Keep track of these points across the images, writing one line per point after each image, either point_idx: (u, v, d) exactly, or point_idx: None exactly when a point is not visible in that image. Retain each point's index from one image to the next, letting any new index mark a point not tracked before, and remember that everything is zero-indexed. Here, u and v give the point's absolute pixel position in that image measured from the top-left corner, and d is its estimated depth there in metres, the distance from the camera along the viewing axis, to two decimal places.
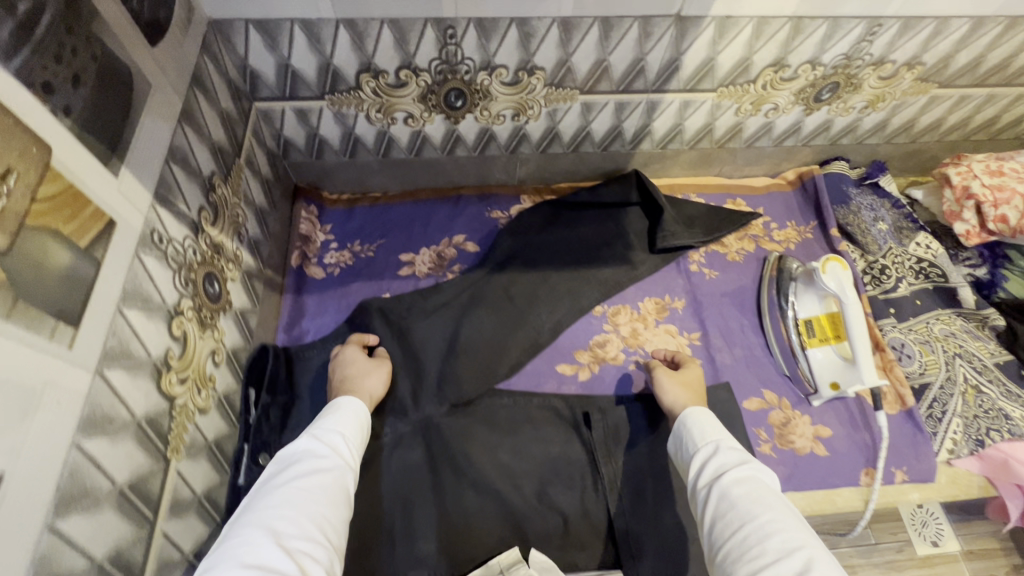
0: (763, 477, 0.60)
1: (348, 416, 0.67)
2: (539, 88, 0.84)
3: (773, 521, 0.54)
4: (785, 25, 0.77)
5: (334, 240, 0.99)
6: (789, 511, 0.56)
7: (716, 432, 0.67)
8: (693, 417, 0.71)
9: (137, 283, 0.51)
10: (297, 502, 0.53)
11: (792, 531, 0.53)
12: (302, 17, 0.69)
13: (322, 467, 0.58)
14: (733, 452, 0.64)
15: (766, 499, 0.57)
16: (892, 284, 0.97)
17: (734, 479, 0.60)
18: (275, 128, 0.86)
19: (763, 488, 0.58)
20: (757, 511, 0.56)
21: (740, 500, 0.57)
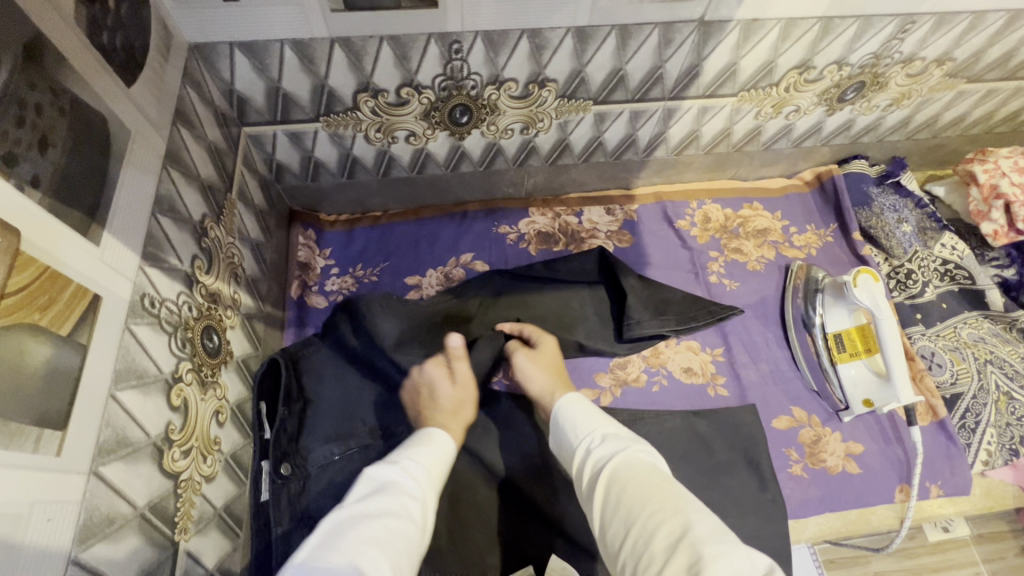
0: (634, 459, 0.54)
1: (439, 451, 0.61)
2: (550, 100, 0.78)
3: (654, 513, 0.48)
4: (813, 27, 0.72)
5: (334, 265, 0.93)
6: (662, 489, 0.51)
7: (589, 422, 0.61)
8: (569, 409, 0.64)
9: (130, 359, 0.45)
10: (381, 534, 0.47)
11: (671, 515, 0.48)
12: (293, 38, 0.63)
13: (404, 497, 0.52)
14: (607, 440, 0.58)
15: (640, 485, 0.51)
16: (918, 289, 0.94)
17: (611, 472, 0.54)
18: (267, 153, 0.80)
19: (634, 474, 0.52)
20: (637, 505, 0.50)
21: (619, 495, 0.52)
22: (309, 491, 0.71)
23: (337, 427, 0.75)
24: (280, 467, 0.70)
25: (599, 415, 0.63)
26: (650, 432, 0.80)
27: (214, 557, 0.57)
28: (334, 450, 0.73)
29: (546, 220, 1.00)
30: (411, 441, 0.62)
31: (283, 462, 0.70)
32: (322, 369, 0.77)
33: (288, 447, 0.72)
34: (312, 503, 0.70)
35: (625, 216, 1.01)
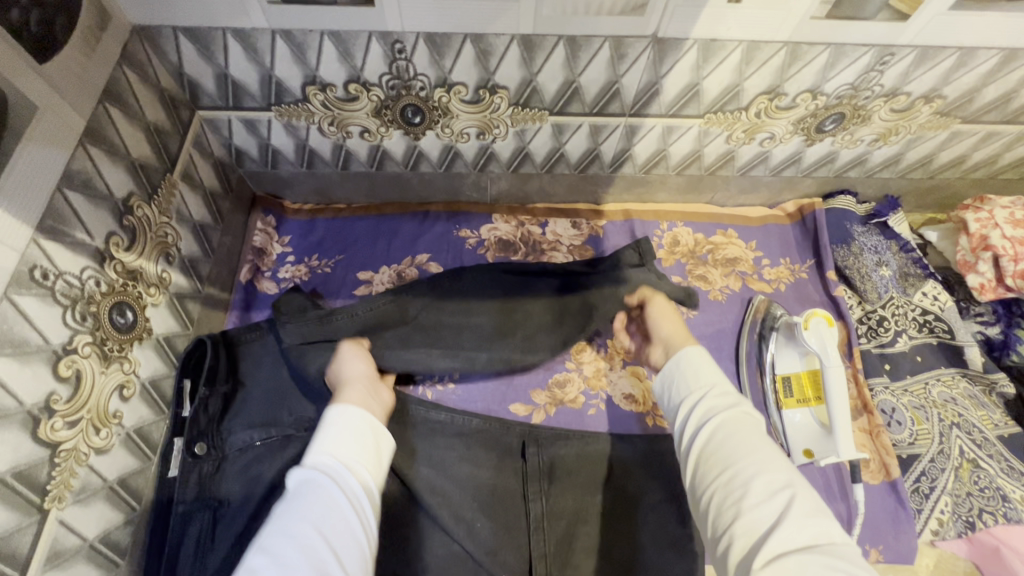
0: (750, 420, 0.56)
1: (352, 429, 0.60)
2: (503, 107, 0.76)
3: (761, 465, 0.50)
4: (779, 51, 0.68)
5: (291, 252, 0.94)
6: (771, 451, 0.52)
7: (707, 374, 0.61)
8: (684, 358, 0.64)
9: (7, 328, 0.46)
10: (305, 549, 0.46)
11: (776, 472, 0.49)
12: (235, 26, 0.63)
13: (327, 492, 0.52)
14: (721, 397, 0.59)
15: (746, 438, 0.53)
16: (890, 338, 0.88)
17: (724, 422, 0.55)
18: (223, 137, 0.81)
19: (752, 431, 0.54)
20: (745, 451, 0.51)
21: (731, 439, 0.53)
22: (222, 473, 0.70)
23: (263, 413, 0.74)
24: (194, 447, 0.69)
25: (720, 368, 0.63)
26: (565, 455, 0.77)
27: (95, 527, 0.58)
28: (255, 436, 0.72)
29: (508, 228, 0.98)
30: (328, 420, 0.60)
31: (198, 441, 0.70)
32: (261, 356, 0.78)
33: (206, 426, 0.71)
34: (223, 485, 0.70)
35: (591, 231, 0.99)
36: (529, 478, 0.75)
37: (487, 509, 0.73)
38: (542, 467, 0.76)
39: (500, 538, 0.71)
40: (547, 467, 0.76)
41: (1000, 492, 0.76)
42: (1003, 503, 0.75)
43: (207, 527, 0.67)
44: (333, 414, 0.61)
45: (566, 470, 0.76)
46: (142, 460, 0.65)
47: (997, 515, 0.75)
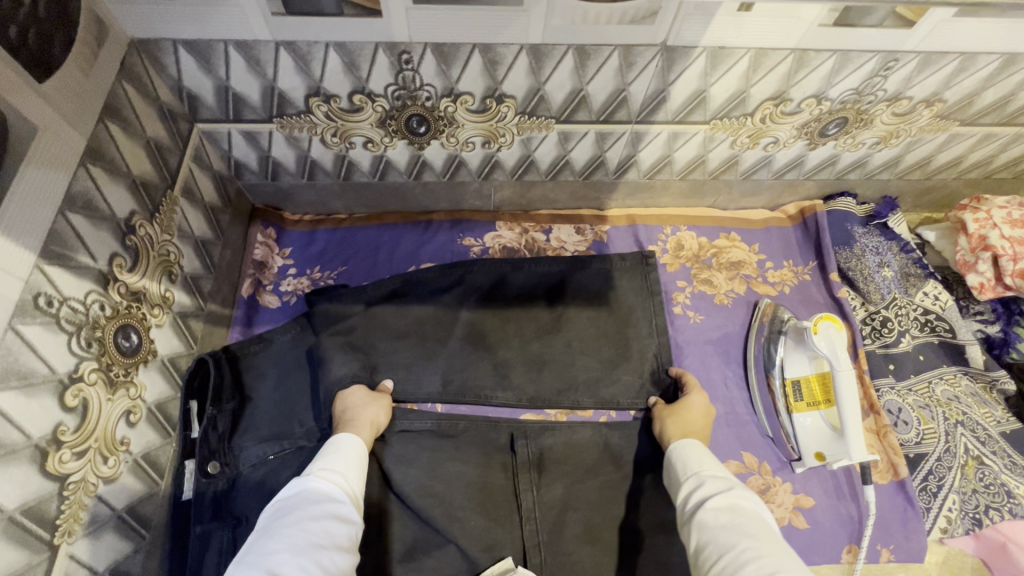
0: (747, 504, 0.58)
1: (349, 451, 0.64)
2: (510, 116, 0.75)
3: (753, 547, 0.52)
4: (786, 58, 0.68)
5: (292, 265, 0.92)
6: (764, 538, 0.53)
7: (704, 461, 0.66)
8: (684, 447, 0.70)
9: (12, 359, 0.45)
10: (294, 542, 0.51)
11: (769, 553, 0.51)
12: (237, 39, 0.62)
13: (322, 496, 0.57)
14: (717, 482, 0.62)
15: (737, 523, 0.55)
16: (893, 338, 0.89)
17: (721, 505, 0.58)
18: (222, 150, 0.79)
19: (750, 515, 0.57)
20: (739, 534, 0.54)
21: (728, 523, 0.56)
22: (237, 490, 0.70)
23: (274, 427, 0.74)
24: (207, 466, 0.69)
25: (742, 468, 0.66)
26: (554, 445, 0.80)
27: (106, 559, 0.57)
28: (268, 450, 0.72)
29: (512, 235, 0.98)
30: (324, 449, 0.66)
31: (211, 460, 0.69)
32: (265, 369, 0.78)
33: (217, 445, 0.71)
34: (237, 504, 0.69)
35: (595, 236, 0.99)
36: (520, 472, 0.78)
37: (489, 511, 0.75)
38: (530, 457, 0.79)
39: (496, 532, 0.74)
40: (536, 458, 0.79)
41: (1005, 489, 0.77)
42: (1008, 500, 0.76)
43: (227, 545, 0.67)
44: (327, 443, 0.66)
45: (569, 467, 0.79)
46: (150, 486, 0.64)
47: (1003, 512, 0.75)
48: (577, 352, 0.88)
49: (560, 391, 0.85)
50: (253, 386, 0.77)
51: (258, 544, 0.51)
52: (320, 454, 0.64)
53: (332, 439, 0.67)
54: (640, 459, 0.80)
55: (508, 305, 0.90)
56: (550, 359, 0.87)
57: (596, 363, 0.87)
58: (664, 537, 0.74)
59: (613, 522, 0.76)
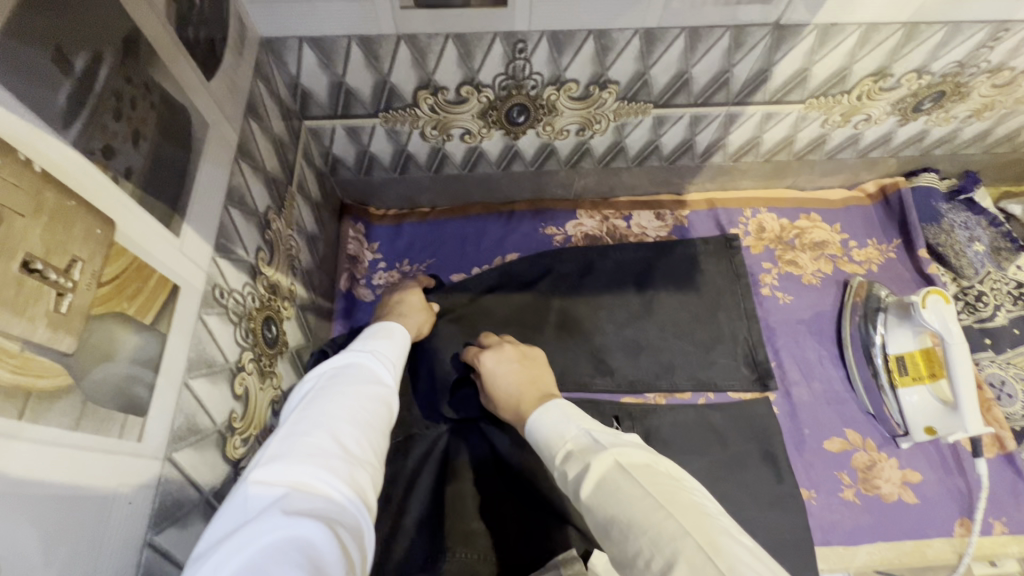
0: (608, 464, 0.48)
1: (399, 341, 0.62)
2: (610, 102, 0.76)
3: (639, 549, 0.42)
4: (896, 32, 0.68)
5: (382, 259, 0.94)
6: (643, 514, 0.43)
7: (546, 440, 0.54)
8: (533, 427, 0.57)
9: (201, 348, 0.46)
10: (357, 414, 0.48)
11: (653, 552, 0.41)
12: (362, 34, 0.63)
13: (373, 374, 0.54)
14: (573, 455, 0.51)
15: (621, 511, 0.44)
16: (989, 312, 0.89)
17: (587, 491, 0.47)
18: (323, 146, 0.81)
19: (618, 486, 0.46)
20: (621, 531, 0.44)
21: (604, 513, 0.45)
22: None
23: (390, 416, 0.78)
24: None
25: (580, 418, 0.55)
26: (660, 426, 0.81)
27: None
28: None
29: (593, 223, 0.99)
30: (368, 333, 0.62)
31: None
32: None
33: None
34: None
35: (675, 221, 0.99)
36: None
37: None
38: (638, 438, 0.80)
39: None
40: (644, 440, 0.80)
41: None
42: None
43: None
44: (376, 327, 0.63)
45: (674, 448, 0.80)
46: None
47: None
48: (671, 335, 0.88)
49: (657, 374, 0.86)
50: None
51: (319, 402, 0.48)
52: (370, 336, 0.60)
53: (380, 324, 0.64)
54: (743, 439, 0.81)
55: (598, 291, 0.91)
56: (644, 343, 0.88)
57: (689, 346, 0.88)
58: (775, 514, 0.76)
59: (722, 500, 0.77)
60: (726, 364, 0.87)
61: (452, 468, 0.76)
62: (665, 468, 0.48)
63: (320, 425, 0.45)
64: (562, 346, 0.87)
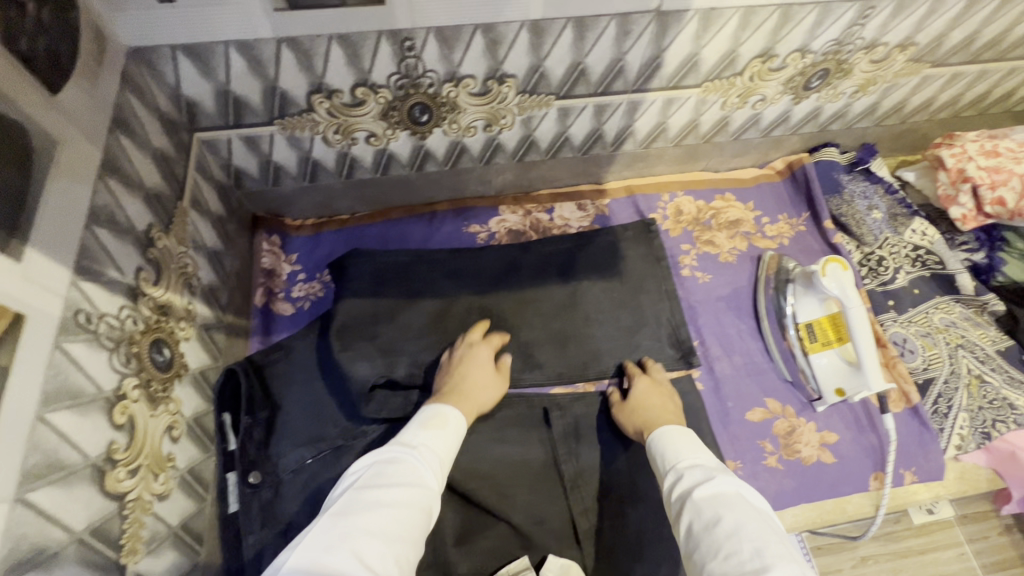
0: (730, 488, 0.54)
1: (450, 432, 0.65)
2: (511, 96, 0.76)
3: (734, 550, 0.48)
4: (773, 14, 0.71)
5: (301, 270, 0.91)
6: (751, 527, 0.49)
7: (687, 450, 0.62)
8: (660, 439, 0.67)
9: (63, 378, 0.43)
10: (390, 522, 0.50)
11: (747, 555, 0.47)
12: (238, 39, 0.61)
13: (417, 472, 0.57)
14: (699, 472, 0.58)
15: (726, 520, 0.50)
16: (890, 275, 0.94)
17: (701, 498, 0.54)
18: (222, 158, 0.77)
19: (731, 501, 0.52)
20: (720, 535, 0.49)
21: (710, 515, 0.51)
22: (282, 496, 0.71)
23: (310, 431, 0.75)
24: (248, 476, 0.71)
25: (708, 451, 0.63)
26: (588, 414, 0.82)
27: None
28: (305, 455, 0.74)
29: (516, 218, 0.99)
30: (423, 418, 0.66)
31: (252, 470, 0.71)
32: (290, 376, 0.78)
33: (256, 455, 0.72)
34: (286, 509, 0.71)
35: (597, 210, 1.01)
36: (558, 445, 0.80)
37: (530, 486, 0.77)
38: (567, 428, 0.81)
39: (547, 507, 0.76)
40: (573, 429, 0.81)
41: (1008, 402, 0.83)
42: (1013, 412, 0.83)
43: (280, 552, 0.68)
44: (430, 412, 0.67)
45: (604, 433, 0.81)
46: (199, 501, 0.63)
47: (1009, 423, 0.82)
48: (597, 322, 0.90)
49: (584, 362, 0.87)
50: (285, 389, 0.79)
51: (356, 504, 0.51)
52: (421, 427, 0.64)
53: (435, 407, 0.68)
54: None
55: (523, 286, 0.91)
56: (572, 332, 0.89)
57: (616, 331, 0.89)
58: None
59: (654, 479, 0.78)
60: (652, 347, 0.89)
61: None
62: (759, 500, 0.54)
63: (351, 531, 0.48)
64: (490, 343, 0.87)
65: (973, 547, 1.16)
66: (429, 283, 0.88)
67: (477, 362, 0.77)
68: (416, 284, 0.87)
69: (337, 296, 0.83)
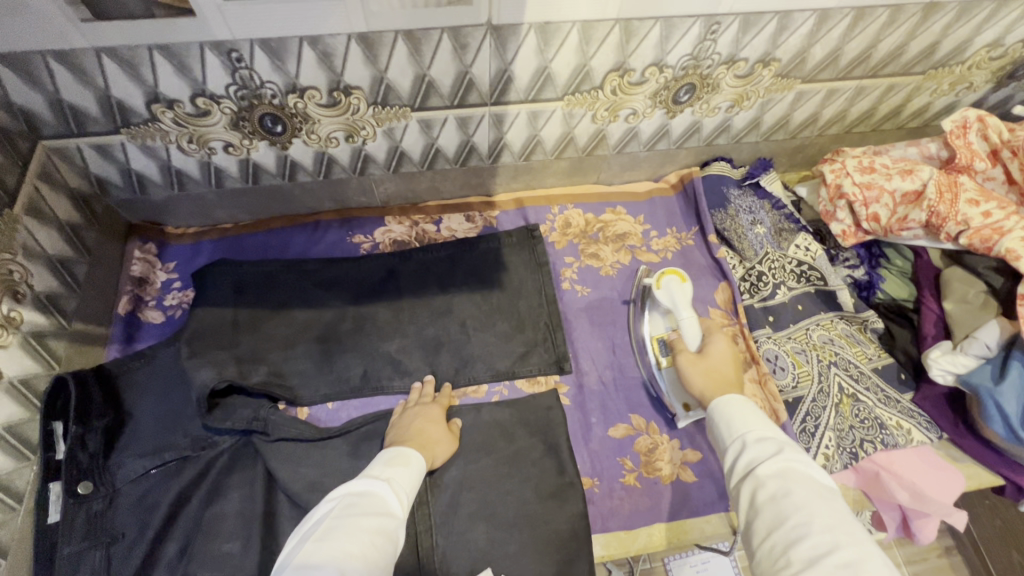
0: (799, 465, 0.56)
1: (415, 469, 0.67)
2: (363, 108, 0.76)
3: (805, 523, 0.50)
4: (613, 29, 0.71)
5: (176, 278, 0.90)
6: (825, 505, 0.52)
7: (749, 421, 0.63)
8: (727, 405, 0.66)
9: None
10: (366, 548, 0.52)
11: (821, 531, 0.49)
12: (54, 49, 0.61)
13: (386, 507, 0.59)
14: (764, 444, 0.60)
15: (798, 494, 0.53)
16: (770, 291, 0.93)
17: (769, 473, 0.56)
18: (78, 167, 0.78)
19: (796, 478, 0.55)
20: (791, 507, 0.52)
21: (777, 488, 0.54)
22: (115, 508, 0.70)
23: (153, 442, 0.74)
24: (77, 486, 0.69)
25: (762, 419, 0.64)
26: None
27: None
28: (148, 465, 0.72)
29: (402, 229, 0.98)
30: (387, 456, 0.67)
31: (80, 481, 0.69)
32: (146, 385, 0.78)
33: (88, 465, 0.70)
34: (117, 521, 0.69)
35: (484, 222, 1.00)
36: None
37: None
38: None
39: None
40: None
41: (877, 422, 0.82)
42: (880, 431, 0.81)
43: (100, 565, 0.66)
44: (393, 451, 0.68)
45: (460, 447, 0.80)
46: None
47: (876, 443, 0.80)
48: (470, 333, 0.88)
49: (453, 375, 0.86)
50: (136, 398, 0.78)
51: (334, 532, 0.53)
52: (387, 463, 0.65)
53: (397, 449, 0.69)
54: (531, 432, 0.82)
55: (398, 296, 0.90)
56: (443, 345, 0.87)
57: (490, 344, 0.88)
58: (554, 505, 0.76)
59: (506, 496, 0.77)
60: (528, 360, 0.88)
61: (219, 492, 0.73)
62: (825, 478, 0.56)
63: (332, 555, 0.50)
64: (354, 355, 0.85)
65: (910, 568, 1.15)
66: (298, 294, 0.87)
67: (431, 417, 0.78)
68: (287, 295, 0.87)
69: (196, 305, 0.82)
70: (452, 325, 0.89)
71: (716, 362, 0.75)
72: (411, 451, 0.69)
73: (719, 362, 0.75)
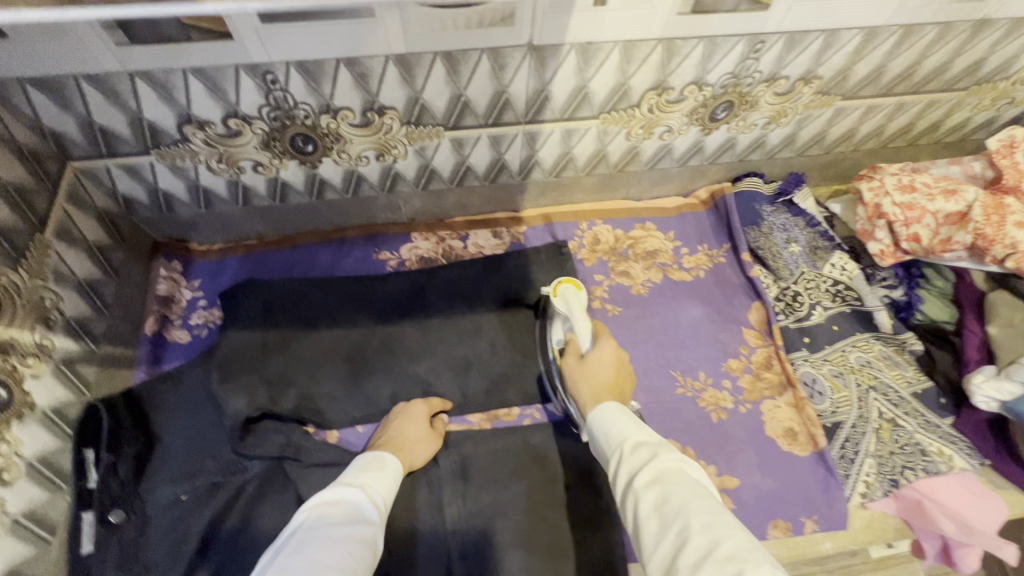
0: (671, 465, 0.51)
1: (390, 472, 0.65)
2: (396, 127, 0.75)
3: (686, 524, 0.45)
4: (656, 48, 0.69)
5: (202, 296, 0.89)
6: (700, 500, 0.47)
7: (625, 428, 0.58)
8: (602, 416, 0.61)
9: None
10: (342, 558, 0.49)
11: (700, 529, 0.44)
12: (87, 72, 0.60)
13: (361, 517, 0.57)
14: (639, 449, 0.55)
15: (674, 495, 0.48)
16: (805, 311, 0.91)
17: (644, 480, 0.50)
18: (105, 187, 0.76)
19: (674, 478, 0.50)
20: (670, 511, 0.47)
21: (654, 493, 0.49)
22: (146, 536, 0.69)
23: (184, 467, 0.73)
24: (109, 514, 0.68)
25: (639, 424, 0.59)
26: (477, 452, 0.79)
27: None
28: (179, 491, 0.71)
29: (428, 245, 0.97)
30: (362, 463, 0.65)
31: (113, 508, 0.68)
32: (174, 409, 0.77)
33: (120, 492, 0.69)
34: (147, 550, 0.68)
35: (512, 238, 0.98)
36: (443, 486, 0.76)
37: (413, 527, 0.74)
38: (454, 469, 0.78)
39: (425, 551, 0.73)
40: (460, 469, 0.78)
41: (919, 448, 0.80)
42: (923, 458, 0.79)
43: None
44: (370, 457, 0.66)
45: (493, 472, 0.78)
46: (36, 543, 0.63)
47: (918, 470, 0.78)
48: (500, 354, 0.87)
49: (483, 397, 0.85)
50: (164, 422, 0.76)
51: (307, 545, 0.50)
52: (361, 469, 0.63)
53: (374, 454, 0.67)
54: (564, 457, 0.80)
55: (426, 316, 0.88)
56: (473, 367, 0.86)
57: (520, 365, 0.87)
58: (590, 533, 0.75)
59: (541, 523, 0.75)
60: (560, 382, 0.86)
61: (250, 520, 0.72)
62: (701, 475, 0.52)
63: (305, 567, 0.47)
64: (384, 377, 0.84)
65: None
66: (326, 313, 0.86)
67: (410, 418, 0.77)
68: (315, 315, 0.85)
69: (224, 326, 0.81)
70: (482, 346, 0.87)
71: (598, 366, 0.72)
72: (385, 455, 0.67)
73: (600, 366, 0.72)
